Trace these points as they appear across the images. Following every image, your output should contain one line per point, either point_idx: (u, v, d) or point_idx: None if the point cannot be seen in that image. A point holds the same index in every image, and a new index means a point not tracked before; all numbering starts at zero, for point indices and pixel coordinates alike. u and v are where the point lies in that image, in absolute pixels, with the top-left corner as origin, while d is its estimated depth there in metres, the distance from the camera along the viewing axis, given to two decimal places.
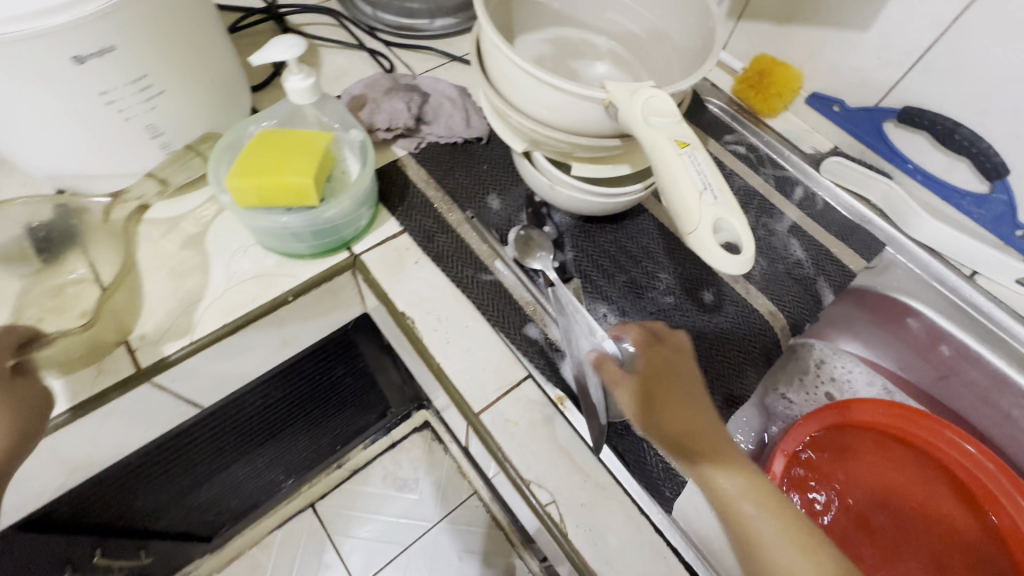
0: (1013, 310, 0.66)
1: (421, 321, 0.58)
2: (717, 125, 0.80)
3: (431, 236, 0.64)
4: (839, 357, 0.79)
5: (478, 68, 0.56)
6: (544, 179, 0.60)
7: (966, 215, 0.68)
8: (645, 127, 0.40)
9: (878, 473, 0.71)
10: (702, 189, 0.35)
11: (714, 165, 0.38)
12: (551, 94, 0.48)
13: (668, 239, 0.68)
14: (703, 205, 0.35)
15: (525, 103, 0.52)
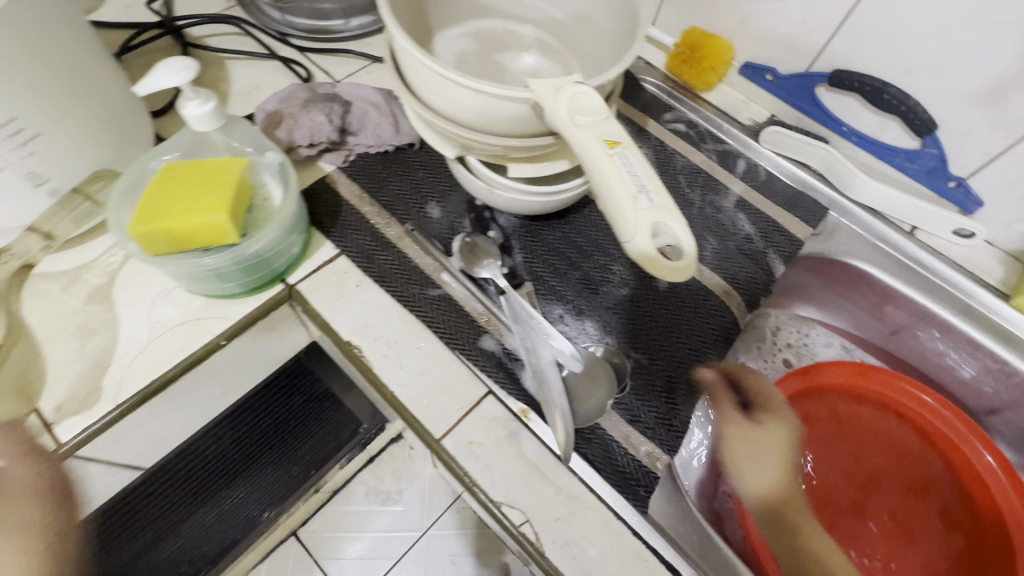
0: (951, 261, 0.68)
1: (369, 348, 0.55)
2: (654, 104, 0.79)
3: (371, 255, 0.61)
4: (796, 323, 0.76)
5: (394, 73, 0.52)
6: (482, 184, 0.57)
7: (902, 171, 0.69)
8: (572, 129, 0.38)
9: (841, 433, 0.72)
10: (636, 193, 0.33)
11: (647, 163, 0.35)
12: (475, 98, 0.45)
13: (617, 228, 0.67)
14: (638, 209, 0.32)
15: (450, 109, 0.48)
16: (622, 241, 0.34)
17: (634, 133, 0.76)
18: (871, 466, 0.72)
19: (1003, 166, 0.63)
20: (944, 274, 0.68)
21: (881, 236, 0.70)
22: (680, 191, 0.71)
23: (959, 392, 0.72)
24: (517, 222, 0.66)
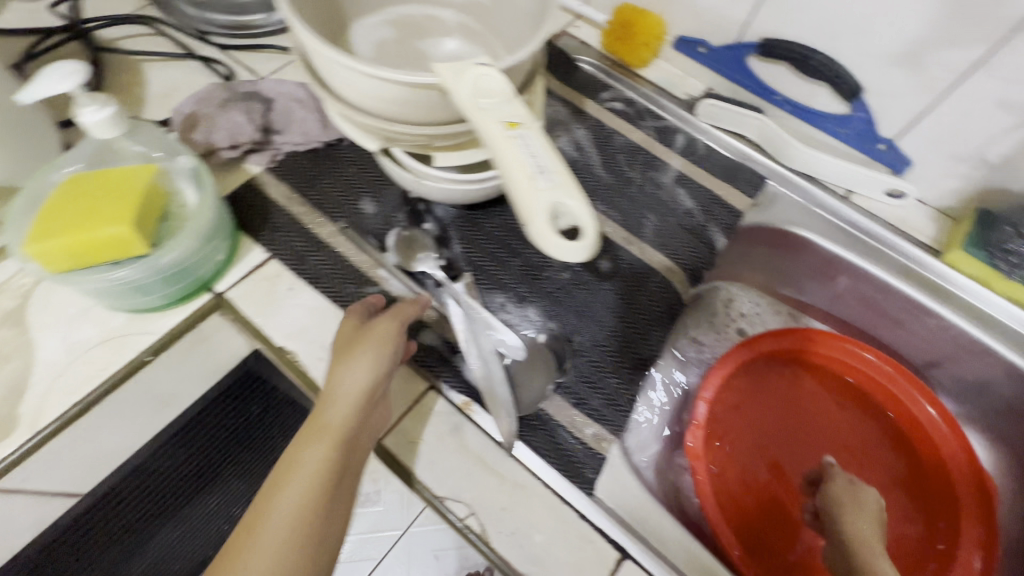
0: (885, 222, 0.69)
1: (304, 352, 0.54)
2: (591, 84, 0.78)
3: (303, 256, 0.59)
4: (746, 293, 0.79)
5: (304, 65, 0.50)
6: (409, 175, 0.56)
7: (834, 136, 0.70)
8: (474, 111, 0.36)
9: (789, 398, 0.74)
10: (535, 174, 0.32)
11: (548, 143, 0.35)
12: (386, 87, 0.44)
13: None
14: (536, 189, 0.32)
15: (364, 100, 0.47)
16: (523, 224, 0.32)
17: (572, 114, 0.75)
18: (824, 430, 0.73)
19: (927, 125, 0.63)
20: (880, 235, 0.69)
21: (817, 202, 0.71)
22: (619, 170, 0.71)
23: (902, 348, 0.73)
24: (454, 212, 0.64)
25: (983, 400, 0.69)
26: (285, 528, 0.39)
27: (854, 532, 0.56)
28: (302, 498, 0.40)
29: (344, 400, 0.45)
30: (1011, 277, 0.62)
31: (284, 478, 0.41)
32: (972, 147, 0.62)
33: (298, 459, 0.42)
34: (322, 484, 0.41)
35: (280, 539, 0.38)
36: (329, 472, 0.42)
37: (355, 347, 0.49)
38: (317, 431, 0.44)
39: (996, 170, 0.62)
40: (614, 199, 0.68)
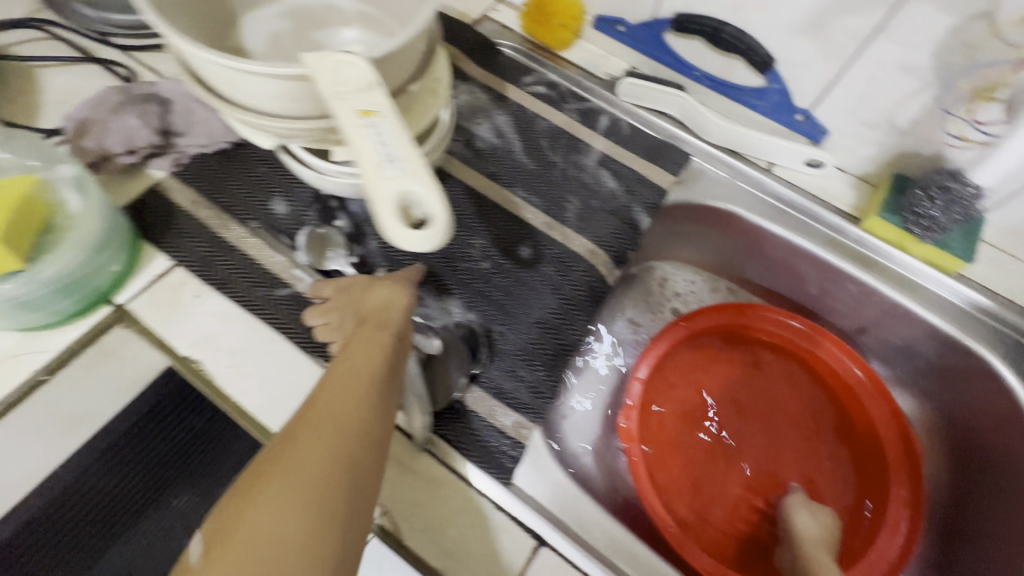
0: (807, 192, 0.70)
1: (211, 360, 0.53)
2: (514, 68, 0.77)
3: (211, 262, 0.57)
4: (680, 271, 0.80)
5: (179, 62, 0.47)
6: (310, 172, 0.54)
7: (753, 109, 0.70)
8: (334, 101, 0.36)
9: (730, 374, 0.73)
10: (385, 162, 0.35)
11: (403, 133, 0.36)
12: (262, 81, 0.41)
13: (476, 201, 0.65)
14: (377, 176, 0.35)
15: (244, 96, 0.44)
16: (374, 208, 0.35)
17: (493, 100, 0.73)
18: (769, 404, 0.72)
19: (838, 93, 0.64)
20: (802, 205, 0.69)
21: (742, 175, 0.71)
22: (542, 155, 0.70)
23: (832, 316, 0.74)
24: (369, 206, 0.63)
25: (908, 361, 0.70)
26: (362, 383, 0.44)
27: (807, 537, 0.59)
28: (366, 368, 0.45)
29: (382, 312, 0.51)
30: (925, 240, 0.62)
31: (344, 359, 0.46)
32: (881, 113, 0.62)
33: (356, 346, 0.47)
34: (381, 363, 0.46)
35: (349, 392, 0.43)
36: (385, 351, 0.47)
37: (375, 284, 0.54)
38: (370, 326, 0.49)
39: (906, 134, 0.62)
40: (536, 185, 0.67)
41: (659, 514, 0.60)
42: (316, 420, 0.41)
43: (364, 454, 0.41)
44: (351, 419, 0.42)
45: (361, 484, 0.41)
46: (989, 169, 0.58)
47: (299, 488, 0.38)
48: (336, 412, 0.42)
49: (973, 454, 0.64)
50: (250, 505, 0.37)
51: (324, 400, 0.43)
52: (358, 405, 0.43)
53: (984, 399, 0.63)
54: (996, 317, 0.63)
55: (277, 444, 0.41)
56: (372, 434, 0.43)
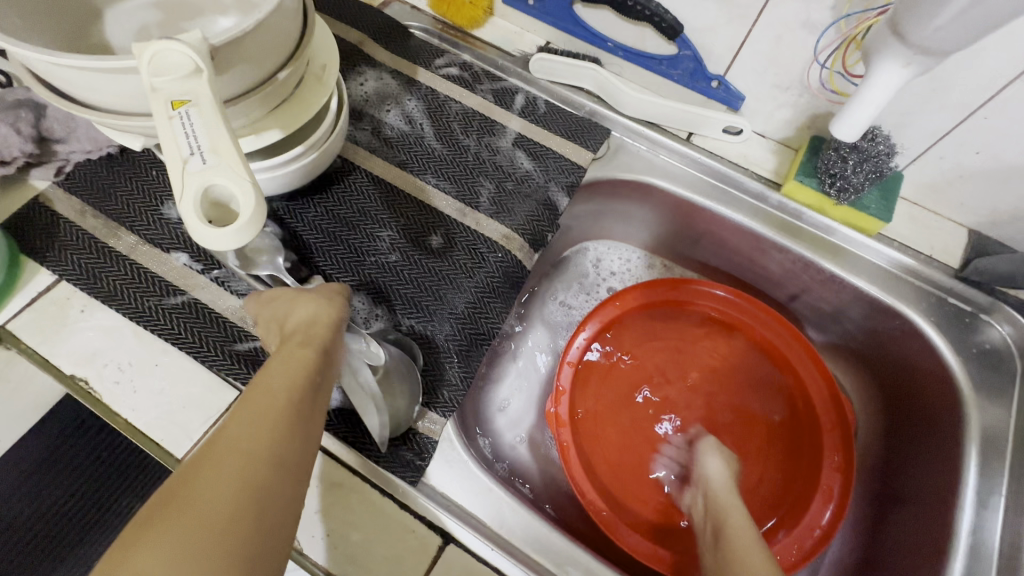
0: (729, 160, 0.67)
1: (98, 377, 0.51)
2: (425, 49, 0.73)
3: (96, 273, 0.54)
4: (613, 251, 0.78)
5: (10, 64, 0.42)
6: None
7: (669, 79, 0.68)
8: (150, 92, 0.34)
9: (662, 346, 0.72)
10: (187, 156, 0.33)
11: (217, 118, 0.34)
12: (97, 77, 0.37)
13: (386, 192, 0.63)
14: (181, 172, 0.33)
15: (90, 95, 0.40)
16: (176, 205, 0.33)
17: (403, 85, 0.70)
18: (703, 375, 0.71)
19: (748, 56, 0.62)
20: (724, 173, 0.67)
21: (662, 147, 0.69)
22: (454, 139, 0.67)
23: (764, 287, 0.73)
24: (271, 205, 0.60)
25: (839, 327, 0.69)
26: (281, 403, 0.37)
27: (711, 479, 0.60)
28: (287, 386, 0.38)
29: (306, 324, 0.44)
30: (841, 202, 0.61)
31: (259, 379, 0.38)
32: (792, 75, 0.60)
33: (274, 364, 0.40)
34: (304, 380, 0.39)
35: (263, 415, 0.36)
36: (312, 369, 0.40)
37: (302, 293, 0.48)
38: (292, 341, 0.42)
39: (820, 93, 0.61)
40: (448, 170, 0.65)
41: (585, 492, 0.59)
42: (223, 453, 0.33)
43: (283, 490, 0.33)
44: (267, 446, 0.34)
45: (280, 526, 0.32)
46: (844, 123, 0.53)
47: (194, 536, 0.29)
48: (248, 439, 0.34)
49: (904, 416, 0.64)
50: (124, 568, 0.27)
51: (232, 427, 0.35)
52: (277, 427, 0.35)
53: (912, 359, 0.62)
54: (919, 277, 0.62)
55: (171, 486, 0.31)
56: (292, 463, 0.35)
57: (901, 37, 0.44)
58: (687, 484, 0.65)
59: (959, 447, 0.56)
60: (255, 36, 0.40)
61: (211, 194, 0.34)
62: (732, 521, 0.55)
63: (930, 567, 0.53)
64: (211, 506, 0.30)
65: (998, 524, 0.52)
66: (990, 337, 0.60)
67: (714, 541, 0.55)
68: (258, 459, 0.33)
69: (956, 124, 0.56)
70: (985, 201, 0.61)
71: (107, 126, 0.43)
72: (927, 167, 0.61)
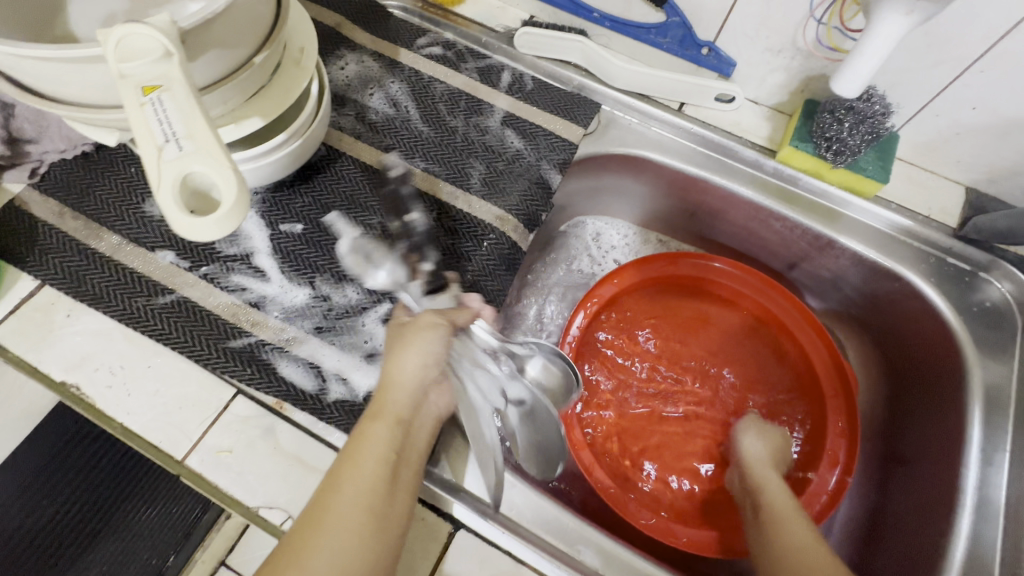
0: (723, 129, 0.66)
1: (89, 382, 0.50)
2: (405, 29, 0.71)
3: (80, 276, 0.53)
4: (613, 226, 0.77)
5: None
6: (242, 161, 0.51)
7: (658, 48, 0.66)
8: (121, 78, 0.32)
9: (661, 323, 0.71)
10: (162, 143, 0.32)
11: (193, 106, 0.33)
12: (58, 67, 0.35)
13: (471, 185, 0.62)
14: (160, 162, 0.32)
15: (52, 87, 0.38)
16: (155, 195, 0.33)
17: (385, 68, 0.68)
18: (702, 349, 0.71)
19: (737, 21, 0.60)
20: (719, 142, 0.65)
21: (653, 119, 0.67)
22: (440, 121, 0.65)
23: (761, 257, 0.72)
24: (256, 196, 0.59)
25: (839, 293, 0.69)
26: (360, 505, 0.39)
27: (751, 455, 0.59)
28: (371, 479, 0.40)
29: (401, 388, 0.45)
30: (838, 165, 0.60)
31: (343, 468, 0.40)
32: (784, 37, 0.59)
33: (362, 440, 0.42)
34: (386, 467, 0.41)
35: (345, 519, 0.38)
36: (393, 449, 0.42)
37: (407, 337, 0.48)
38: (383, 413, 0.44)
39: (817, 55, 0.59)
40: (436, 153, 0.63)
41: (593, 471, 0.58)
42: (306, 564, 0.35)
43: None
44: (345, 561, 0.36)
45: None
46: (845, 80, 0.52)
47: None
48: (330, 550, 0.36)
49: (907, 379, 0.64)
50: None
51: (315, 530, 0.37)
52: (355, 534, 0.37)
53: (912, 321, 0.62)
54: (918, 238, 0.62)
55: None
56: (366, 572, 0.37)
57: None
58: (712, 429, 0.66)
59: (963, 407, 0.56)
60: (227, 16, 0.38)
61: (191, 181, 0.34)
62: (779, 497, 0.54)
63: (938, 524, 0.53)
64: None
65: (1004, 481, 0.52)
66: (989, 294, 0.60)
67: (753, 510, 0.55)
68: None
69: (952, 80, 0.55)
70: (981, 157, 0.60)
71: (77, 120, 0.42)
72: (923, 126, 0.60)
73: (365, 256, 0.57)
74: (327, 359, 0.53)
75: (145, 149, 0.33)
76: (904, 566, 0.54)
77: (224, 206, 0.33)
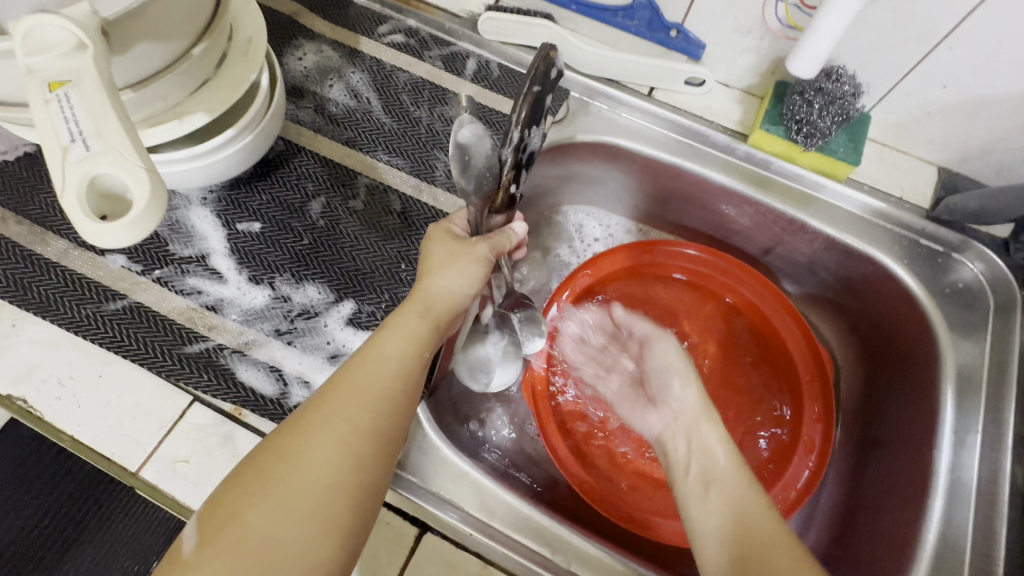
0: (695, 114, 0.65)
1: (37, 393, 0.48)
2: (366, 17, 0.68)
3: (26, 284, 0.51)
4: (596, 216, 0.75)
5: None
6: (210, 156, 0.50)
7: (625, 31, 0.64)
8: (25, 73, 0.31)
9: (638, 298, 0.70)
10: (66, 143, 0.30)
11: (103, 103, 0.31)
12: None
13: (533, 101, 0.46)
14: (65, 164, 0.30)
15: None
16: (60, 199, 0.31)
17: (345, 57, 0.65)
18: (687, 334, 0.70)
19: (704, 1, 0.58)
20: (690, 128, 0.64)
21: (623, 105, 0.65)
22: (404, 111, 0.63)
23: (737, 243, 0.71)
24: (211, 194, 0.56)
25: (814, 277, 0.68)
26: (389, 379, 0.39)
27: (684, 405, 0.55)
28: (398, 359, 0.41)
29: (441, 295, 0.45)
30: (809, 148, 0.59)
31: (374, 345, 0.41)
32: (752, 18, 0.57)
33: (393, 325, 0.42)
34: (418, 359, 0.42)
35: (373, 386, 0.38)
36: (424, 343, 0.42)
37: (447, 254, 0.47)
38: (416, 305, 0.44)
39: (781, 37, 0.58)
40: (400, 145, 0.61)
41: (567, 466, 0.57)
42: (327, 415, 0.36)
43: (379, 460, 0.37)
44: (369, 422, 0.37)
45: (374, 491, 0.36)
46: (800, 58, 0.52)
47: (298, 499, 0.33)
48: (356, 408, 0.37)
49: (882, 363, 0.63)
50: (231, 521, 0.32)
51: (349, 389, 0.38)
52: (380, 403, 0.38)
53: (885, 304, 0.62)
54: (891, 220, 0.61)
55: (282, 432, 0.36)
56: (390, 437, 0.38)
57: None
58: (651, 406, 0.59)
59: (935, 389, 0.56)
60: (158, 6, 0.36)
61: (101, 185, 0.32)
62: (710, 448, 0.51)
63: (912, 508, 0.53)
64: (312, 474, 0.34)
65: (976, 461, 0.52)
66: (963, 275, 0.59)
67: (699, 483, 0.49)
68: (362, 434, 0.36)
69: (922, 58, 0.54)
70: (953, 136, 0.60)
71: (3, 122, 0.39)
72: (894, 106, 0.59)
73: (469, 164, 0.45)
74: (288, 362, 0.51)
75: (49, 150, 0.31)
76: (878, 550, 0.54)
77: (134, 210, 0.31)
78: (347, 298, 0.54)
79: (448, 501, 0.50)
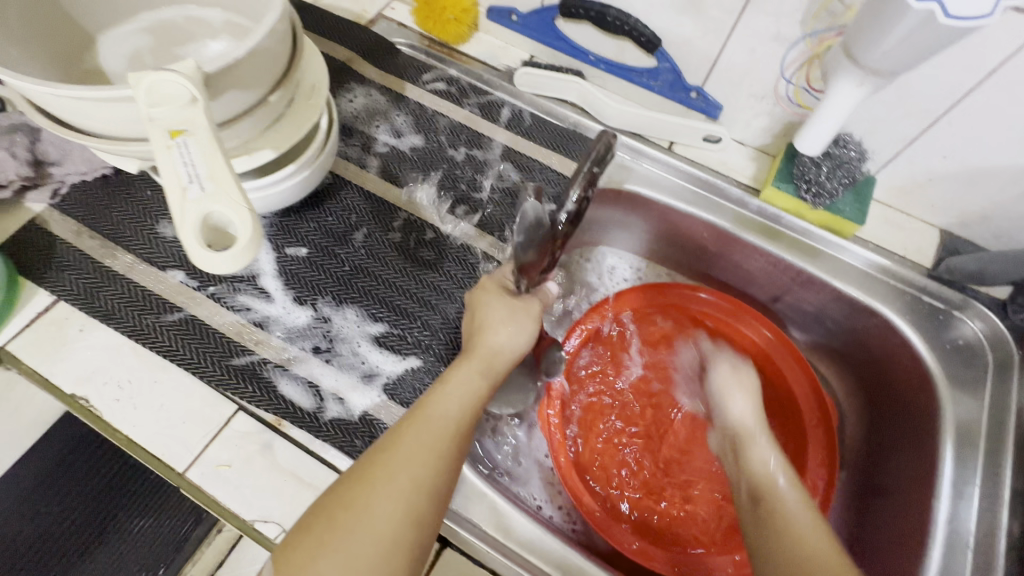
0: (710, 168, 0.70)
1: (97, 395, 0.52)
2: (411, 66, 0.74)
3: (94, 292, 0.56)
4: (626, 259, 0.79)
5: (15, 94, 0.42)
6: (272, 189, 0.56)
7: (649, 90, 0.69)
8: (148, 121, 0.36)
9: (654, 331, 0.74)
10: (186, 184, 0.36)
11: (214, 154, 0.37)
12: (84, 105, 0.38)
13: (590, 178, 0.53)
14: (185, 202, 0.36)
15: (72, 117, 0.40)
16: (176, 229, 0.36)
17: (391, 101, 0.72)
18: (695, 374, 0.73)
19: (722, 68, 0.64)
20: (706, 180, 0.69)
21: (646, 156, 0.70)
22: (442, 153, 0.69)
23: (748, 289, 0.74)
24: (265, 221, 0.62)
25: (821, 327, 0.71)
26: (447, 438, 0.43)
27: (741, 420, 0.62)
28: (457, 415, 0.45)
29: (497, 351, 0.50)
30: (817, 207, 0.63)
31: (436, 399, 0.45)
32: (766, 86, 0.63)
33: (455, 379, 0.47)
34: (471, 412, 0.46)
35: (436, 446, 0.43)
36: (480, 398, 0.47)
37: (507, 311, 0.51)
38: (478, 363, 0.48)
39: (790, 111, 0.64)
40: (438, 184, 0.67)
41: (579, 495, 0.60)
42: (393, 471, 0.40)
43: (434, 514, 0.41)
44: (428, 479, 0.41)
45: (425, 544, 0.40)
46: (809, 138, 0.57)
47: (365, 549, 0.37)
48: (417, 465, 0.41)
49: (885, 413, 0.66)
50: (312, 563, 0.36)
51: (414, 444, 0.42)
52: (440, 461, 0.42)
53: (888, 355, 0.65)
54: (894, 276, 0.64)
55: (351, 480, 0.40)
56: (443, 490, 0.42)
57: (853, 60, 0.48)
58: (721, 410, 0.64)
59: (935, 441, 0.58)
60: (248, 63, 0.42)
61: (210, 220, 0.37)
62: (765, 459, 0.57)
63: (912, 557, 0.54)
64: (379, 529, 0.38)
65: (974, 514, 0.54)
66: (963, 332, 0.62)
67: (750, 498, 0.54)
68: (422, 489, 0.40)
69: (922, 132, 0.59)
70: (953, 202, 0.64)
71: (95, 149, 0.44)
72: (898, 172, 0.64)
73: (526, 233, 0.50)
74: (325, 379, 0.55)
75: (171, 188, 0.36)
76: None
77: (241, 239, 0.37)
78: (383, 323, 0.58)
79: (467, 517, 0.53)
